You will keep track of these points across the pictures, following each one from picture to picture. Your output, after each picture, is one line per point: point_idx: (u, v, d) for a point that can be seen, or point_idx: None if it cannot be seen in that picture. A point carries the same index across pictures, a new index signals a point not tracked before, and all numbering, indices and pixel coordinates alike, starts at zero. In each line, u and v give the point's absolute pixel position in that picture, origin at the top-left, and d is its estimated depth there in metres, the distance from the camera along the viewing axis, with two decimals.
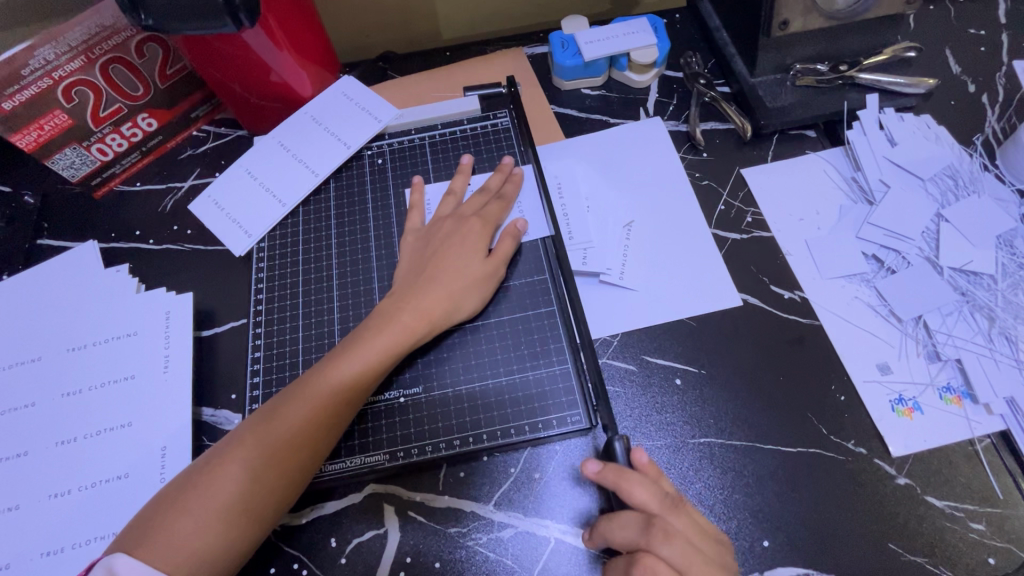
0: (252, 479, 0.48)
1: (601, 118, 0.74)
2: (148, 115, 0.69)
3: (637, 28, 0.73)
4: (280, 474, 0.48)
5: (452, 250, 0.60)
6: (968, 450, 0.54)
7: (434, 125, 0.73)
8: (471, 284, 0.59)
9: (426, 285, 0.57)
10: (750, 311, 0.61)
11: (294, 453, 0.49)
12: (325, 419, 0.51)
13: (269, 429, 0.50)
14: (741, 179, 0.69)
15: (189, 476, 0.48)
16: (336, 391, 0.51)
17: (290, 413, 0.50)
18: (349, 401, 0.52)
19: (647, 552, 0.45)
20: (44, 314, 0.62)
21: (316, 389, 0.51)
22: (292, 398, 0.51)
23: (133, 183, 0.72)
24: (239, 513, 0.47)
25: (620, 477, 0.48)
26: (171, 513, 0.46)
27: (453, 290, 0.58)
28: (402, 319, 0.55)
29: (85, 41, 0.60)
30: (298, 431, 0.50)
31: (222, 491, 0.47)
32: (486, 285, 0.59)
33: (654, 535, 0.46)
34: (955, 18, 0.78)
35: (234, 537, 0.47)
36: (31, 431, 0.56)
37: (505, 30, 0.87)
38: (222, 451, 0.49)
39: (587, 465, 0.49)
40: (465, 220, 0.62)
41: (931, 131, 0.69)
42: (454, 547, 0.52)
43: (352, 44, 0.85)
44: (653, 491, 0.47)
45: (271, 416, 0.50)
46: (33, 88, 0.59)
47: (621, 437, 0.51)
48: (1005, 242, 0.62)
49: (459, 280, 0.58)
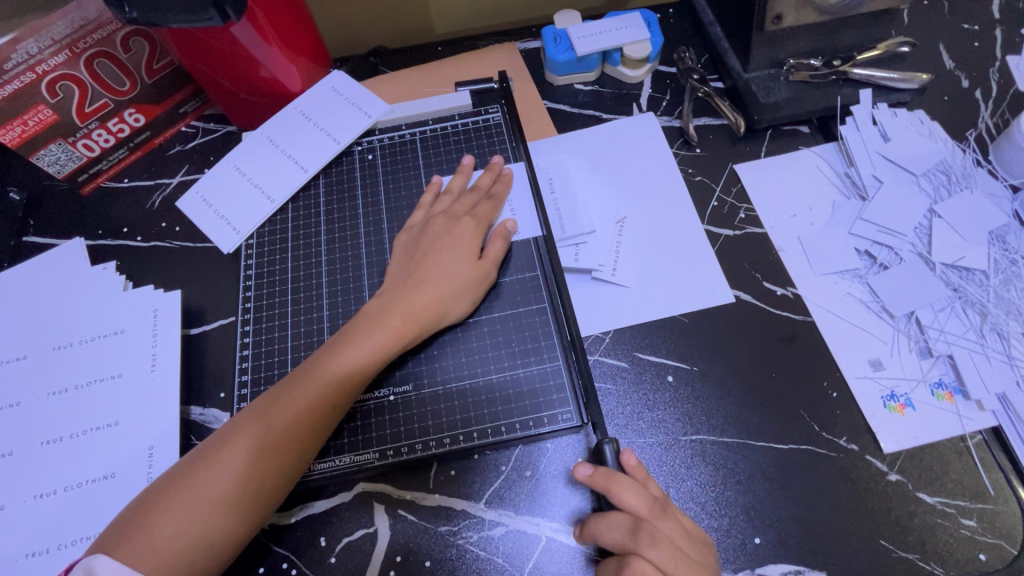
0: (239, 479, 0.47)
1: (594, 114, 0.74)
2: (135, 110, 0.68)
3: (630, 23, 0.72)
4: (268, 473, 0.48)
5: (442, 252, 0.59)
6: (960, 446, 0.54)
7: (425, 121, 0.72)
8: (459, 288, 0.58)
9: (416, 286, 0.57)
10: (742, 308, 0.61)
11: (282, 451, 0.49)
12: (314, 419, 0.50)
13: (258, 429, 0.49)
14: (735, 175, 0.68)
15: (175, 476, 0.48)
16: (326, 391, 0.51)
17: (279, 413, 0.50)
18: (338, 402, 0.52)
19: (635, 555, 0.44)
20: (30, 312, 0.61)
21: (307, 388, 0.51)
22: (282, 397, 0.51)
23: (120, 180, 0.71)
24: (225, 513, 0.46)
25: (610, 480, 0.46)
26: (157, 512, 0.46)
27: (445, 290, 0.57)
28: (394, 319, 0.55)
29: (69, 36, 0.59)
30: (287, 430, 0.49)
31: (208, 491, 0.46)
32: (475, 289, 0.59)
33: (642, 539, 0.44)
34: (949, 13, 0.78)
35: (221, 536, 0.46)
36: (16, 430, 0.55)
37: (498, 24, 0.86)
38: (209, 450, 0.49)
39: (577, 469, 0.48)
40: (459, 219, 0.61)
41: (924, 126, 0.69)
42: (445, 545, 0.51)
43: (342, 38, 0.84)
44: (644, 496, 0.46)
45: (259, 416, 0.50)
46: (17, 82, 0.58)
47: (611, 440, 0.50)
48: (998, 237, 0.62)
49: (448, 283, 0.57)
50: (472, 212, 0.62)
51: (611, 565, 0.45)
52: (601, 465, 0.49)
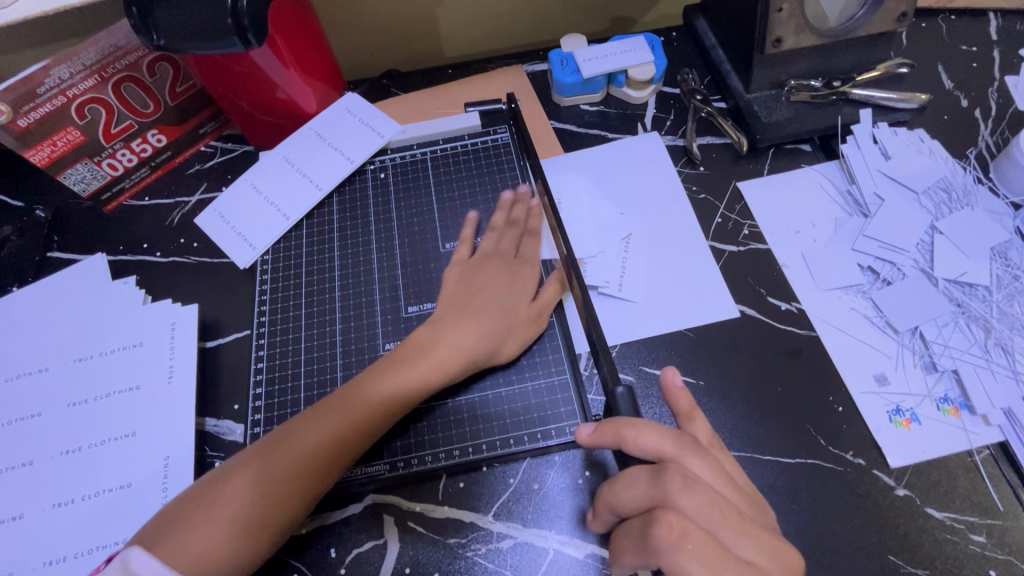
0: (275, 493, 0.48)
1: (599, 133, 0.76)
2: (158, 131, 0.71)
3: (633, 46, 0.75)
4: (301, 491, 0.49)
5: (496, 290, 0.60)
6: (967, 461, 0.54)
7: (436, 141, 0.75)
8: (514, 326, 0.59)
9: (467, 319, 0.58)
10: (747, 323, 0.61)
11: (316, 470, 0.50)
12: (347, 441, 0.51)
13: (294, 445, 0.50)
14: (738, 193, 0.70)
15: (214, 482, 0.49)
16: (366, 414, 0.52)
17: (319, 431, 0.51)
18: (375, 422, 0.52)
19: (667, 507, 0.41)
20: (54, 325, 0.63)
21: (349, 410, 0.52)
22: (324, 416, 0.52)
23: (141, 198, 0.74)
24: (259, 525, 0.47)
25: (618, 427, 0.46)
26: (194, 516, 0.47)
27: (496, 328, 0.58)
28: (441, 352, 0.55)
29: (99, 62, 0.62)
30: (322, 446, 0.50)
31: (245, 500, 0.48)
32: (526, 331, 0.59)
33: (671, 484, 0.41)
34: (946, 35, 0.80)
35: (252, 548, 0.47)
36: (35, 441, 0.57)
37: (506, 47, 0.89)
38: (250, 459, 0.50)
39: (582, 429, 0.48)
40: (517, 265, 0.63)
41: (924, 145, 0.70)
42: (453, 557, 0.52)
43: (356, 61, 0.87)
44: (661, 433, 0.45)
45: (304, 425, 0.52)
46: (48, 106, 0.61)
47: (624, 387, 0.51)
48: (999, 253, 0.63)
49: (502, 321, 0.58)
50: (518, 251, 0.64)
51: (636, 525, 0.42)
52: (615, 414, 0.49)
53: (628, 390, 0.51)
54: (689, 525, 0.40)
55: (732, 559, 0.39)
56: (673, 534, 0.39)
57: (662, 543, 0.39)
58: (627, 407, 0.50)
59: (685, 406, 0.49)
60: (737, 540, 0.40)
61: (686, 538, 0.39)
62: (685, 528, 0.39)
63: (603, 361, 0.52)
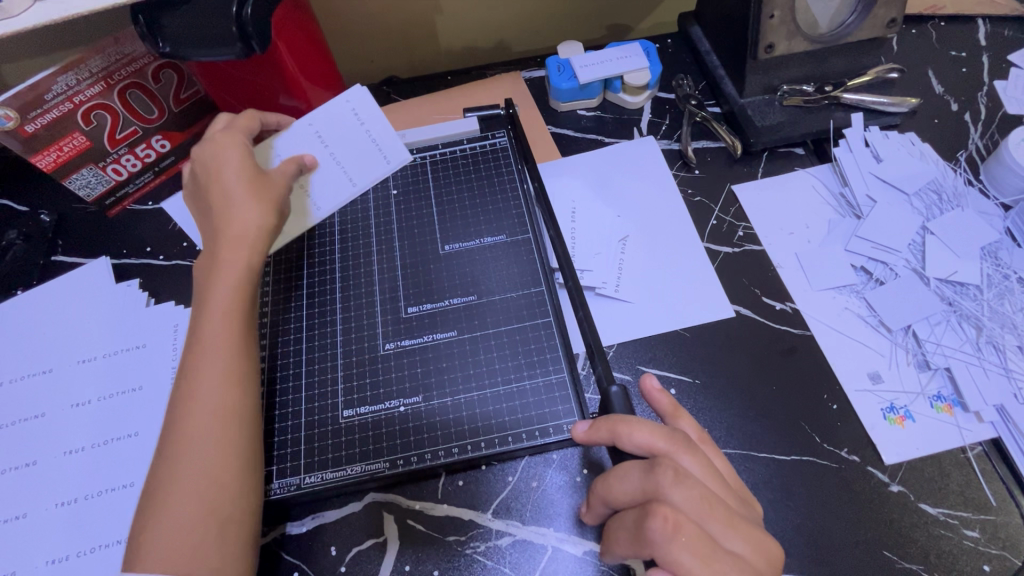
0: (215, 444, 0.47)
1: (595, 138, 0.77)
2: (162, 137, 0.72)
3: (629, 53, 0.76)
4: (231, 429, 0.48)
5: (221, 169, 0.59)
6: (960, 457, 0.54)
7: (435, 146, 0.76)
8: (248, 189, 0.58)
9: (227, 204, 0.57)
10: (742, 322, 0.62)
11: (229, 404, 0.49)
12: (235, 364, 0.50)
13: (193, 401, 0.49)
14: (733, 196, 0.71)
15: (154, 484, 0.47)
16: (226, 331, 0.51)
17: (203, 377, 0.49)
18: (232, 363, 0.51)
19: (658, 500, 0.41)
20: (58, 327, 0.64)
21: (211, 341, 0.51)
22: (196, 362, 0.50)
23: (145, 203, 0.75)
24: (223, 481, 0.47)
25: (613, 425, 0.46)
26: (154, 519, 0.45)
27: (242, 202, 0.57)
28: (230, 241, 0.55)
29: (105, 69, 0.63)
30: (220, 384, 0.49)
31: (192, 472, 0.46)
32: (263, 193, 0.58)
33: (662, 478, 0.42)
34: (936, 41, 0.81)
35: (232, 505, 0.47)
36: (39, 441, 0.58)
37: (505, 55, 0.91)
38: (168, 442, 0.47)
39: (577, 426, 0.49)
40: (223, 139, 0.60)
41: (915, 147, 0.71)
42: (453, 555, 0.52)
43: (356, 68, 0.88)
44: (655, 429, 0.45)
45: (189, 386, 0.49)
46: (55, 112, 0.62)
47: (618, 386, 0.52)
48: (990, 253, 0.64)
49: (241, 194, 0.57)
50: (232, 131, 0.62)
51: (629, 518, 0.43)
52: (609, 411, 0.50)
53: (622, 388, 0.52)
54: (682, 518, 0.40)
55: (717, 550, 0.40)
56: (667, 527, 0.40)
57: (654, 535, 0.40)
58: (621, 404, 0.51)
59: (669, 404, 0.50)
60: (725, 532, 0.41)
61: (679, 531, 0.40)
62: (678, 521, 0.40)
63: (598, 362, 0.54)
